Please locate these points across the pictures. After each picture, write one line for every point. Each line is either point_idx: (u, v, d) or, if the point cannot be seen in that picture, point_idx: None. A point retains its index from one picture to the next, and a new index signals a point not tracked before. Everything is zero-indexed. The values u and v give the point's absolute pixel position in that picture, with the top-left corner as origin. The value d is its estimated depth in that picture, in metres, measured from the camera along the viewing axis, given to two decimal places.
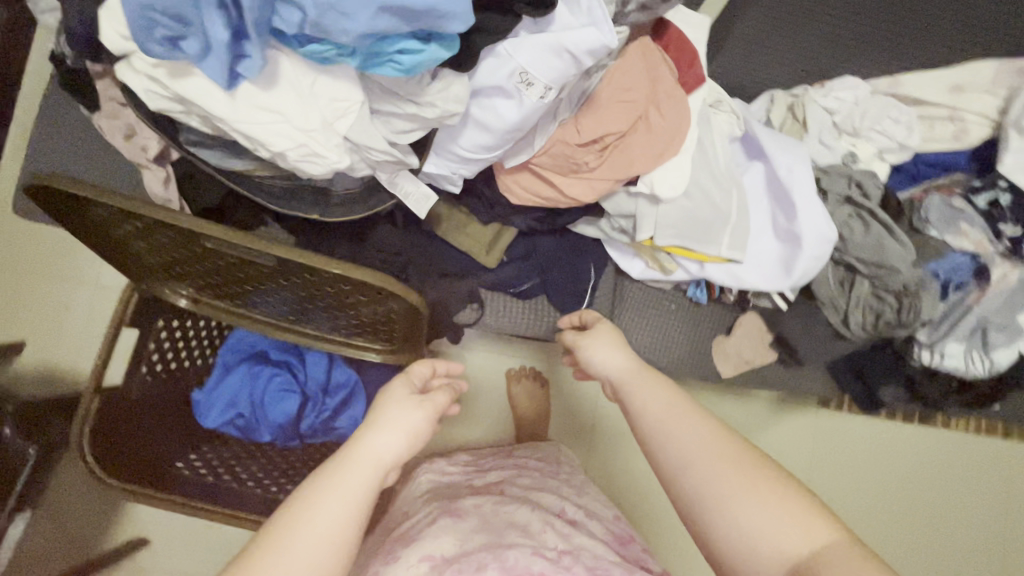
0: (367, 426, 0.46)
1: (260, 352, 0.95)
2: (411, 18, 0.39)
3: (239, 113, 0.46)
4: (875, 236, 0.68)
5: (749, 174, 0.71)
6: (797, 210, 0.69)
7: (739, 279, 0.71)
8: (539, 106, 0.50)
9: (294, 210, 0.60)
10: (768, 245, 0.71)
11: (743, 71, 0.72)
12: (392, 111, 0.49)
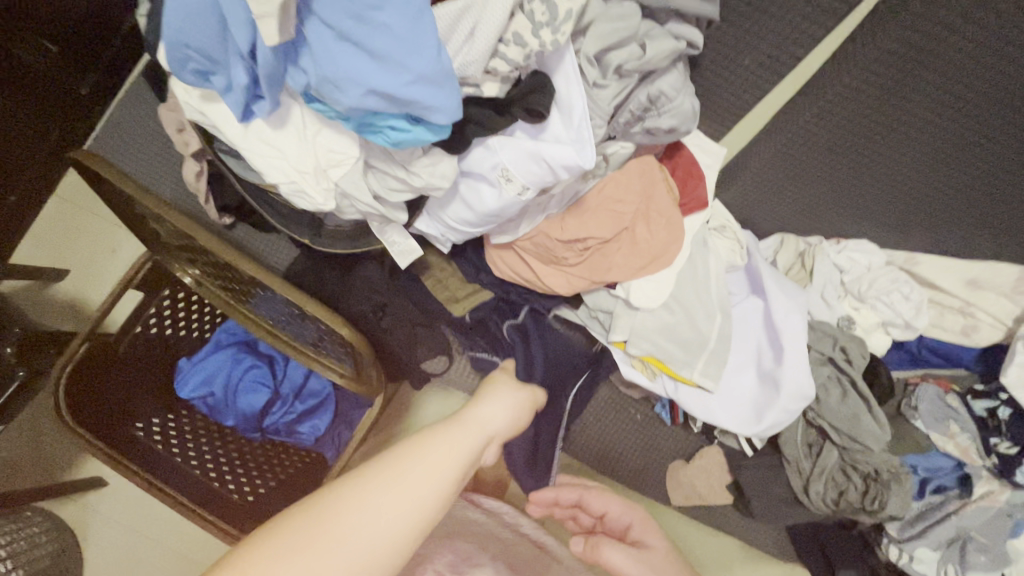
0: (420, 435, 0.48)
1: (251, 340, 1.01)
2: (397, 104, 0.42)
3: (248, 142, 0.51)
4: (852, 406, 0.67)
5: (743, 306, 0.69)
6: (787, 356, 0.67)
7: (708, 409, 0.69)
8: (515, 201, 0.52)
9: (291, 230, 0.65)
10: (746, 382, 0.69)
11: (756, 206, 0.72)
12: (385, 171, 0.52)
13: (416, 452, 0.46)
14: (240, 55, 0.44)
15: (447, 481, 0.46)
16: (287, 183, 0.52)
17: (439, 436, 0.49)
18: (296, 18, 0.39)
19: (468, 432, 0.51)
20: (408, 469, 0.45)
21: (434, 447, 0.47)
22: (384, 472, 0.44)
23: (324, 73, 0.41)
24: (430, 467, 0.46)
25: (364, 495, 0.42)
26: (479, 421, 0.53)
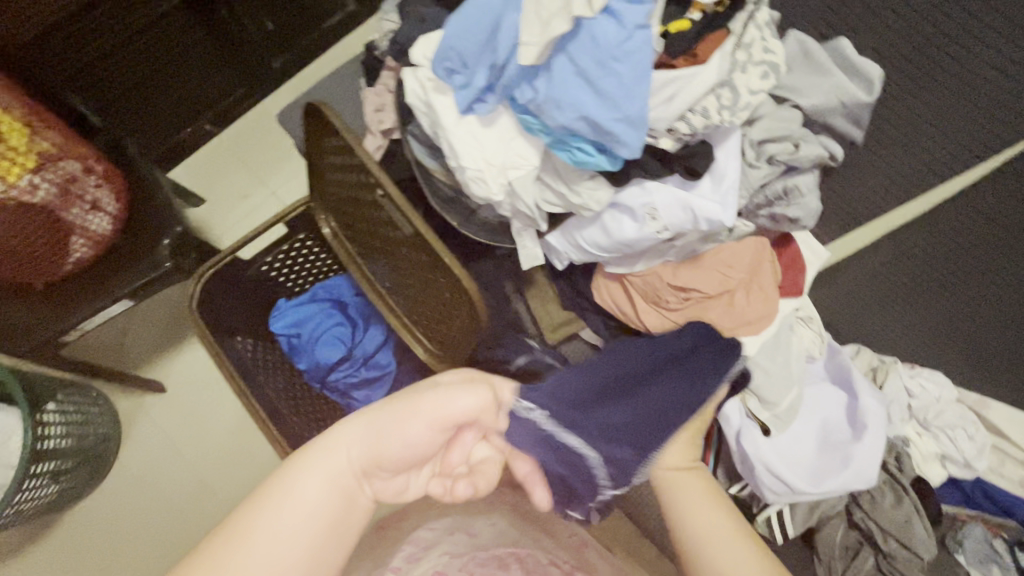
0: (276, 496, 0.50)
1: (342, 301, 1.13)
2: (597, 132, 0.53)
3: (456, 128, 0.63)
4: (905, 513, 0.69)
5: (819, 387, 0.75)
6: (861, 439, 0.70)
7: (770, 461, 0.70)
8: (651, 237, 0.62)
9: (444, 211, 0.76)
10: (811, 450, 0.72)
11: (839, 312, 0.79)
12: (551, 184, 0.65)
13: (289, 497, 0.50)
14: (490, 64, 0.57)
15: (319, 517, 0.50)
16: (471, 168, 0.63)
17: (320, 470, 0.52)
18: (551, 51, 0.52)
19: (351, 450, 0.53)
20: (273, 513, 0.49)
21: (309, 485, 0.51)
22: (255, 521, 0.49)
23: (551, 94, 0.53)
24: (297, 510, 0.50)
25: (234, 549, 0.47)
26: (377, 440, 0.53)
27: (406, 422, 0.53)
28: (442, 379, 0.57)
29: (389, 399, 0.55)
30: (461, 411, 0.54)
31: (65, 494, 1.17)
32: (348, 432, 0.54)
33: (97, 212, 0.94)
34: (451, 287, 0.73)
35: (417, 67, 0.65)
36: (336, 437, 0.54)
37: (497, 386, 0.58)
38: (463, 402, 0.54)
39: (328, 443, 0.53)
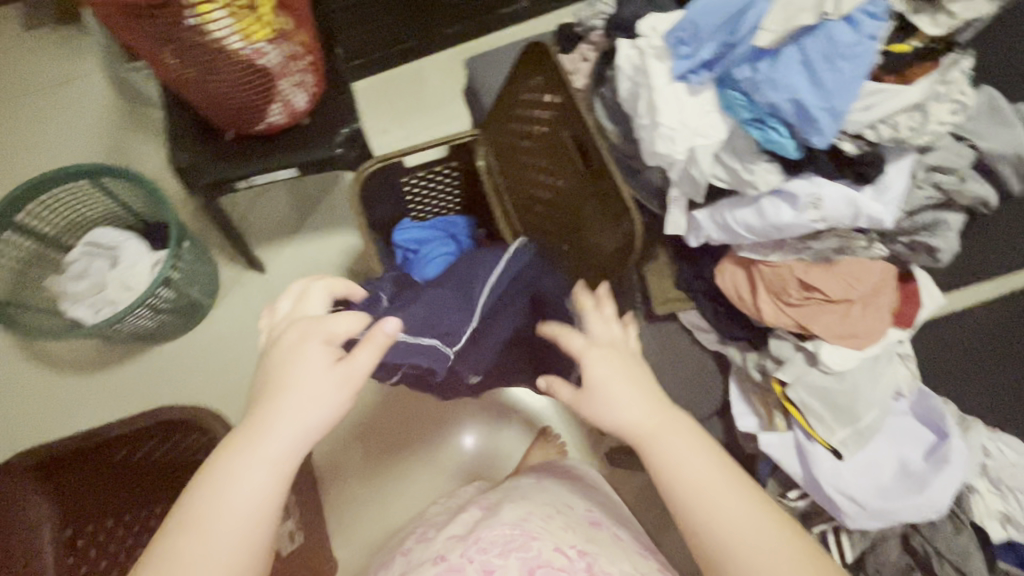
0: (220, 476, 0.48)
1: (456, 236, 1.22)
2: (798, 115, 0.63)
3: (664, 89, 0.74)
4: (965, 542, 0.74)
5: (899, 419, 0.78)
6: (937, 472, 0.74)
7: (841, 474, 0.76)
8: (807, 225, 0.70)
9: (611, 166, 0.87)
10: (886, 473, 0.76)
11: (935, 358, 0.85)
12: (726, 161, 0.74)
13: (194, 536, 0.46)
14: (721, 42, 0.67)
15: (242, 539, 0.47)
16: (666, 125, 0.74)
17: (215, 504, 0.47)
18: (785, 41, 0.62)
19: (250, 473, 0.48)
20: (180, 560, 0.46)
21: (215, 521, 0.47)
22: (199, 513, 0.47)
23: (769, 75, 0.64)
24: (216, 535, 0.47)
25: (194, 540, 0.46)
26: (260, 448, 0.48)
27: (276, 431, 0.49)
28: (300, 349, 0.52)
29: (267, 406, 0.50)
30: (326, 394, 0.50)
31: (157, 332, 1.29)
32: (236, 454, 0.48)
33: (299, 91, 1.06)
34: (607, 226, 0.83)
35: (642, 36, 0.77)
36: (226, 463, 0.48)
37: (354, 362, 0.51)
38: (319, 385, 0.50)
39: (218, 473, 0.48)
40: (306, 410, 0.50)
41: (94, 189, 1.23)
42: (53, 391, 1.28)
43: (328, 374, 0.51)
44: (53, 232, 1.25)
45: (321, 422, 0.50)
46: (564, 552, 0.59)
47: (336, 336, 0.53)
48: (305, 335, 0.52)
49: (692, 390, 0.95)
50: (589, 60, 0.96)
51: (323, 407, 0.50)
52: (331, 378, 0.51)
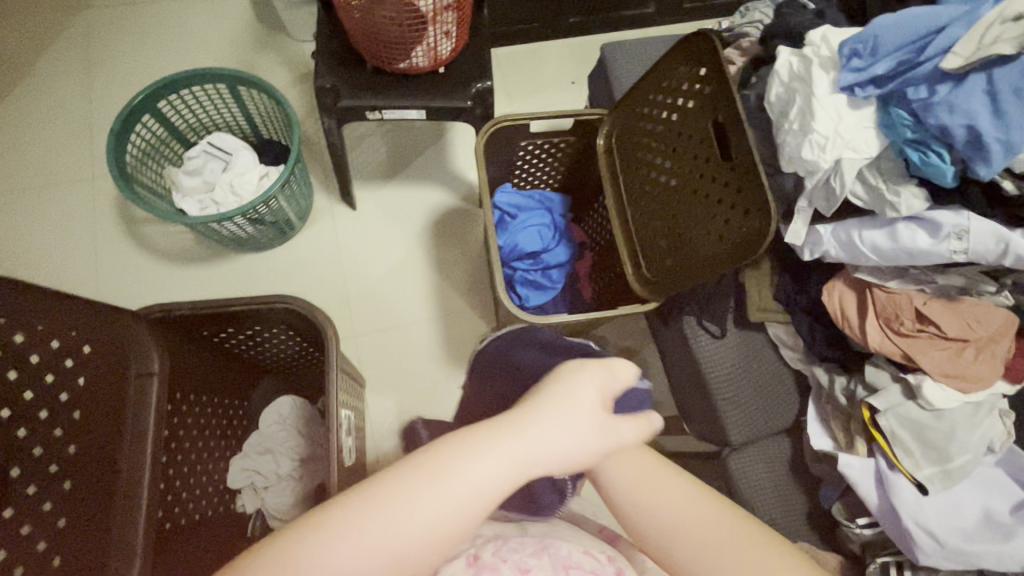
0: (477, 447, 0.47)
1: (550, 210, 1.26)
2: (967, 143, 0.64)
3: (825, 97, 0.74)
4: None
5: (986, 469, 0.79)
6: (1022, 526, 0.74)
7: (922, 509, 0.76)
8: (945, 256, 0.71)
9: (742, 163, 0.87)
10: (965, 517, 0.77)
11: None
12: (870, 179, 0.74)
13: (415, 504, 0.44)
14: (900, 60, 0.69)
15: (449, 530, 0.44)
16: (819, 133, 0.73)
17: (446, 476, 0.45)
18: (971, 68, 0.64)
19: (495, 469, 0.46)
20: (394, 511, 0.43)
21: (442, 492, 0.44)
22: (447, 471, 0.45)
23: (947, 100, 0.65)
24: (432, 509, 0.44)
25: (425, 489, 0.44)
26: (513, 450, 0.48)
27: (528, 443, 0.49)
28: (573, 384, 0.55)
29: (526, 415, 0.51)
30: (586, 438, 0.52)
31: (247, 242, 1.32)
32: (488, 445, 0.47)
33: (446, 40, 1.10)
34: (732, 218, 0.85)
35: (808, 44, 0.78)
36: (478, 443, 0.47)
37: (619, 429, 0.55)
38: (583, 428, 0.52)
39: (467, 450, 0.47)
40: (558, 438, 0.50)
41: (229, 94, 1.30)
42: (134, 269, 1.32)
43: (592, 421, 0.53)
44: (183, 126, 1.33)
45: (565, 460, 0.51)
46: (592, 556, 0.60)
47: (606, 390, 0.56)
48: (582, 370, 0.56)
49: (766, 405, 0.95)
50: (735, 63, 0.97)
51: (574, 451, 0.51)
52: (592, 425, 0.53)
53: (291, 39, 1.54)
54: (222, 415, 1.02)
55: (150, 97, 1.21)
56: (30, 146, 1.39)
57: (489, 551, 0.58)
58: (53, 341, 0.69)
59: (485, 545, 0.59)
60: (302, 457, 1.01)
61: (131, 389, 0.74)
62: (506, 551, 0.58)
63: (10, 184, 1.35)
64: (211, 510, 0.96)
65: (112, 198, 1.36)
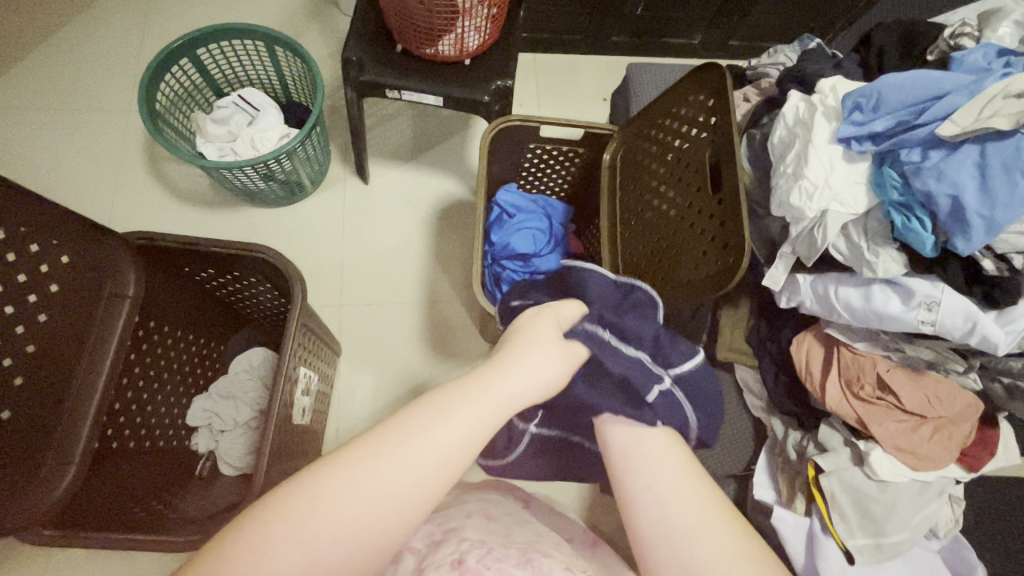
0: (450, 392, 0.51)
1: (549, 217, 1.24)
2: (949, 215, 0.63)
3: (820, 144, 0.73)
4: None
5: (926, 552, 0.78)
6: None
7: None
8: (914, 323, 0.70)
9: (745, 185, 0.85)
10: None
11: (978, 513, 0.81)
12: (851, 236, 0.73)
13: (412, 436, 0.47)
14: (899, 120, 0.69)
15: (453, 456, 0.47)
16: (809, 180, 0.72)
17: (444, 413, 0.49)
18: (967, 139, 0.63)
19: (487, 396, 0.51)
20: (393, 452, 0.46)
21: (443, 424, 0.48)
22: (418, 417, 0.48)
23: (935, 168, 0.64)
24: (409, 454, 0.46)
25: (401, 440, 0.47)
26: (498, 382, 0.53)
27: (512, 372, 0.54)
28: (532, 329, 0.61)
29: (495, 363, 0.55)
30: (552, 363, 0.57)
31: (256, 197, 1.35)
32: (475, 380, 0.52)
33: (475, 34, 1.12)
34: (712, 251, 0.84)
35: (817, 93, 0.78)
36: (463, 384, 0.52)
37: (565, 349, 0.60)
38: (554, 358, 0.58)
39: (454, 391, 0.51)
40: (533, 373, 0.55)
41: (265, 52, 1.35)
42: (148, 202, 1.37)
43: (554, 352, 0.59)
44: (218, 76, 1.39)
45: (538, 386, 0.56)
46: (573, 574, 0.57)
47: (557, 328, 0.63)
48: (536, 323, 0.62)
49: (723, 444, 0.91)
50: (750, 100, 0.96)
51: (540, 385, 0.56)
52: (558, 357, 0.58)
53: (339, 12, 1.59)
54: (192, 351, 1.04)
55: (191, 42, 1.27)
56: (76, 72, 1.46)
57: (472, 556, 0.56)
58: (31, 246, 0.72)
59: (470, 547, 0.58)
60: (261, 409, 1.00)
61: (99, 308, 0.78)
62: (490, 559, 0.56)
63: (49, 104, 1.42)
64: (164, 440, 0.99)
65: (142, 132, 1.43)
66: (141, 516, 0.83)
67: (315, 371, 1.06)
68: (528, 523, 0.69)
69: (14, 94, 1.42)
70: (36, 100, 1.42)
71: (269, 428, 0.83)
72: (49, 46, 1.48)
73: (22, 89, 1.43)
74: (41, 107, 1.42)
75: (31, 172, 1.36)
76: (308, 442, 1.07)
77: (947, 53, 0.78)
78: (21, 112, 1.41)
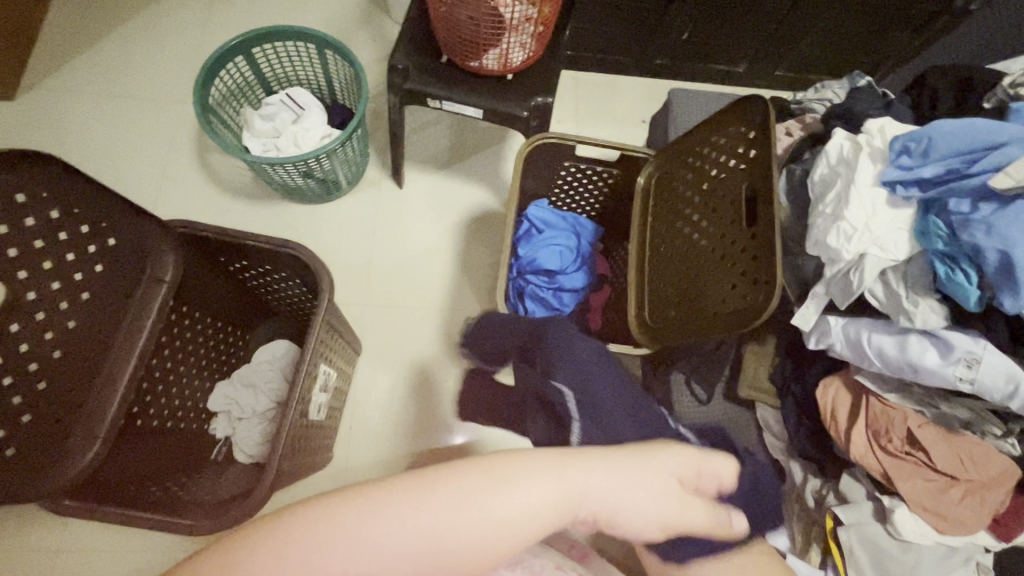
0: (505, 483, 0.47)
1: (577, 233, 1.23)
2: (999, 271, 0.61)
3: (864, 185, 0.71)
4: None
5: None
6: None
7: None
8: (953, 378, 0.67)
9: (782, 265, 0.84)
10: None
11: None
12: (889, 283, 0.70)
13: (454, 502, 0.44)
14: (949, 168, 0.67)
15: (485, 534, 0.44)
16: (848, 221, 0.70)
17: (496, 488, 0.46)
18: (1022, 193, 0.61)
19: (539, 486, 0.47)
20: (418, 507, 0.43)
21: (496, 502, 0.45)
22: (468, 488, 0.45)
23: (986, 221, 0.61)
24: (440, 522, 0.43)
25: (432, 504, 0.44)
26: (564, 480, 0.49)
27: (566, 482, 0.49)
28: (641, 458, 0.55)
29: (593, 459, 0.52)
30: (644, 508, 0.53)
31: (295, 193, 1.38)
32: (539, 463, 0.49)
33: (520, 50, 1.13)
34: (742, 285, 0.82)
35: (864, 133, 0.76)
36: (525, 469, 0.48)
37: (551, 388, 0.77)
38: (649, 504, 0.53)
39: (517, 468, 0.48)
40: (610, 504, 0.51)
41: (315, 54, 1.40)
42: (191, 189, 1.43)
43: (656, 489, 0.54)
44: (269, 74, 1.44)
45: (615, 503, 0.52)
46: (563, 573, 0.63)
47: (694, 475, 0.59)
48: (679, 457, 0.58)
49: None
50: (793, 134, 0.94)
51: (633, 506, 0.53)
52: (648, 479, 0.54)
53: (390, 21, 1.63)
54: (217, 339, 1.06)
55: (248, 41, 1.32)
56: (138, 61, 1.54)
57: None
58: (83, 227, 0.75)
59: None
60: (279, 400, 1.02)
61: (140, 289, 0.83)
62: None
63: (109, 90, 1.50)
64: (185, 423, 1.01)
65: (193, 123, 1.49)
66: (157, 497, 0.84)
67: (334, 368, 1.07)
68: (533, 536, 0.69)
69: (78, 79, 1.50)
70: (98, 86, 1.50)
71: (284, 423, 0.84)
72: (116, 36, 1.55)
73: (87, 75, 1.51)
74: (102, 91, 1.49)
75: (86, 154, 1.43)
76: (321, 436, 1.07)
77: (1006, 102, 0.75)
78: (84, 96, 1.48)
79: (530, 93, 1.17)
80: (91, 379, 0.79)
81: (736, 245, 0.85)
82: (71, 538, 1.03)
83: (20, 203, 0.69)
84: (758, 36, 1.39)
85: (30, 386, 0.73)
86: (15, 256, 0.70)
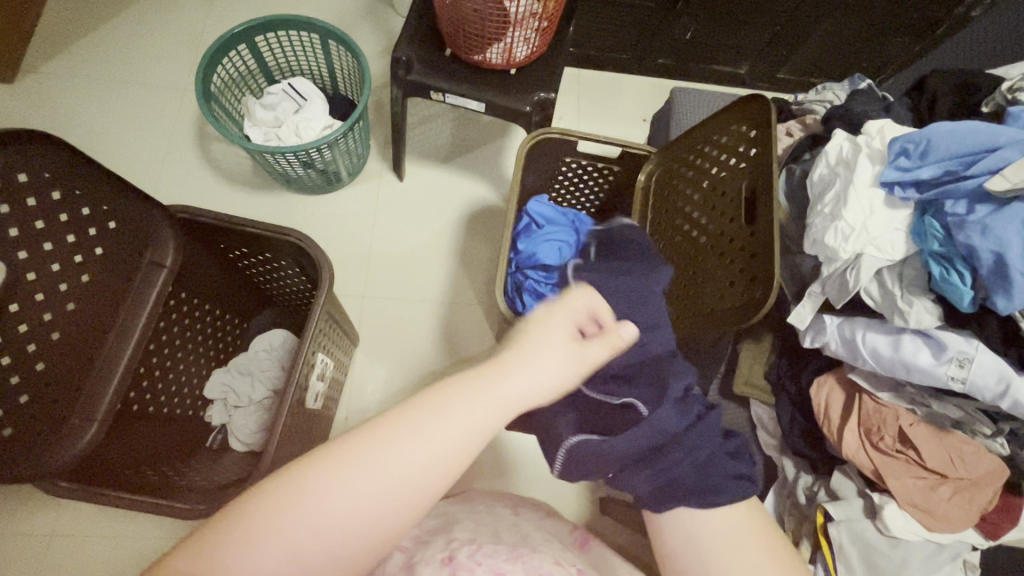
0: (424, 412, 0.46)
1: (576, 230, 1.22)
2: (993, 272, 0.62)
3: (862, 185, 0.72)
4: None
5: None
6: None
7: None
8: (945, 377, 0.69)
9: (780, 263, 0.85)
10: None
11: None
12: (885, 283, 0.71)
13: (387, 444, 0.44)
14: (947, 170, 0.67)
15: (429, 462, 0.45)
16: (846, 221, 0.70)
17: (421, 419, 0.46)
18: (1017, 196, 0.62)
19: (464, 406, 0.47)
20: (355, 461, 0.43)
21: (419, 438, 0.45)
22: (392, 425, 0.45)
23: (982, 222, 0.62)
24: (381, 463, 0.44)
25: (362, 446, 0.44)
26: (483, 391, 0.49)
27: (485, 391, 0.49)
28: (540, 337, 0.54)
29: (499, 364, 0.51)
30: (559, 366, 0.53)
31: (295, 183, 1.38)
32: (451, 387, 0.48)
33: (524, 45, 1.13)
34: (741, 284, 0.83)
35: (863, 134, 0.76)
36: (442, 395, 0.48)
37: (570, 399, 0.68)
38: (561, 367, 0.53)
39: (431, 396, 0.47)
40: (534, 383, 0.51)
41: (318, 44, 1.39)
42: (191, 178, 1.42)
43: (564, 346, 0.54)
44: (271, 63, 1.44)
45: (536, 387, 0.51)
46: (563, 568, 0.60)
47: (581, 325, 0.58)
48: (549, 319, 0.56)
49: None
50: (793, 135, 0.95)
51: (551, 379, 0.52)
52: (561, 357, 0.53)
53: (393, 13, 1.63)
54: (214, 327, 1.06)
55: (250, 30, 1.31)
56: (139, 47, 1.53)
57: (465, 552, 0.58)
58: (83, 209, 0.76)
59: (461, 545, 0.59)
60: (276, 388, 1.02)
61: (140, 272, 0.83)
62: (481, 554, 0.58)
63: (109, 76, 1.49)
64: (179, 409, 1.01)
65: (193, 111, 1.48)
66: (151, 480, 0.83)
67: (331, 358, 1.07)
68: (529, 527, 0.70)
69: (78, 64, 1.49)
70: (98, 71, 1.49)
71: (281, 410, 0.85)
72: (116, 22, 1.55)
73: (87, 60, 1.50)
74: (102, 77, 1.48)
75: (86, 139, 1.42)
76: (318, 425, 1.08)
77: (1003, 107, 0.76)
78: (84, 81, 1.47)
79: (532, 89, 1.17)
80: (91, 362, 0.79)
81: (736, 243, 0.86)
82: (65, 523, 1.03)
83: (21, 183, 0.69)
84: (760, 38, 1.40)
85: (29, 366, 0.73)
86: (16, 235, 0.70)
